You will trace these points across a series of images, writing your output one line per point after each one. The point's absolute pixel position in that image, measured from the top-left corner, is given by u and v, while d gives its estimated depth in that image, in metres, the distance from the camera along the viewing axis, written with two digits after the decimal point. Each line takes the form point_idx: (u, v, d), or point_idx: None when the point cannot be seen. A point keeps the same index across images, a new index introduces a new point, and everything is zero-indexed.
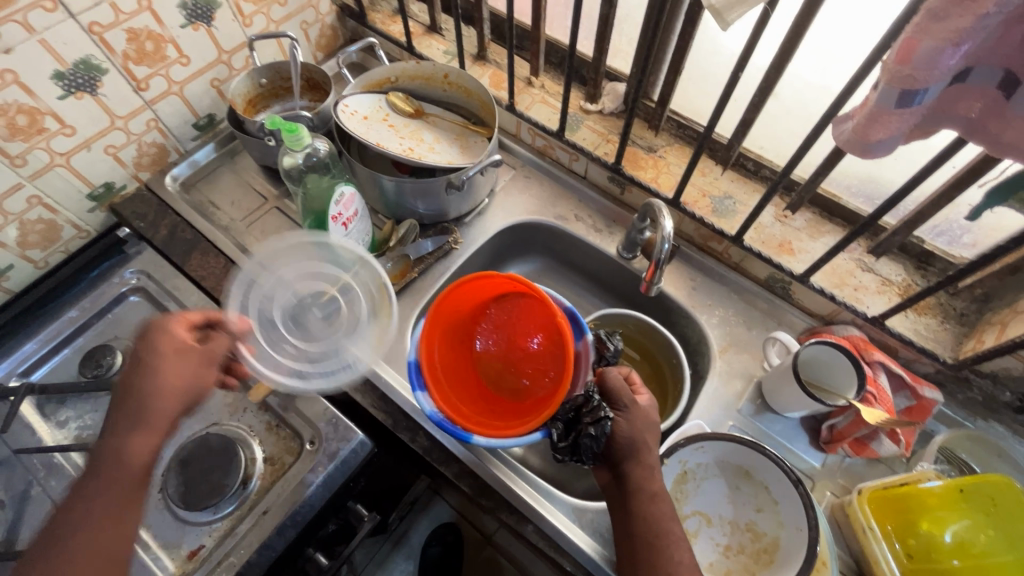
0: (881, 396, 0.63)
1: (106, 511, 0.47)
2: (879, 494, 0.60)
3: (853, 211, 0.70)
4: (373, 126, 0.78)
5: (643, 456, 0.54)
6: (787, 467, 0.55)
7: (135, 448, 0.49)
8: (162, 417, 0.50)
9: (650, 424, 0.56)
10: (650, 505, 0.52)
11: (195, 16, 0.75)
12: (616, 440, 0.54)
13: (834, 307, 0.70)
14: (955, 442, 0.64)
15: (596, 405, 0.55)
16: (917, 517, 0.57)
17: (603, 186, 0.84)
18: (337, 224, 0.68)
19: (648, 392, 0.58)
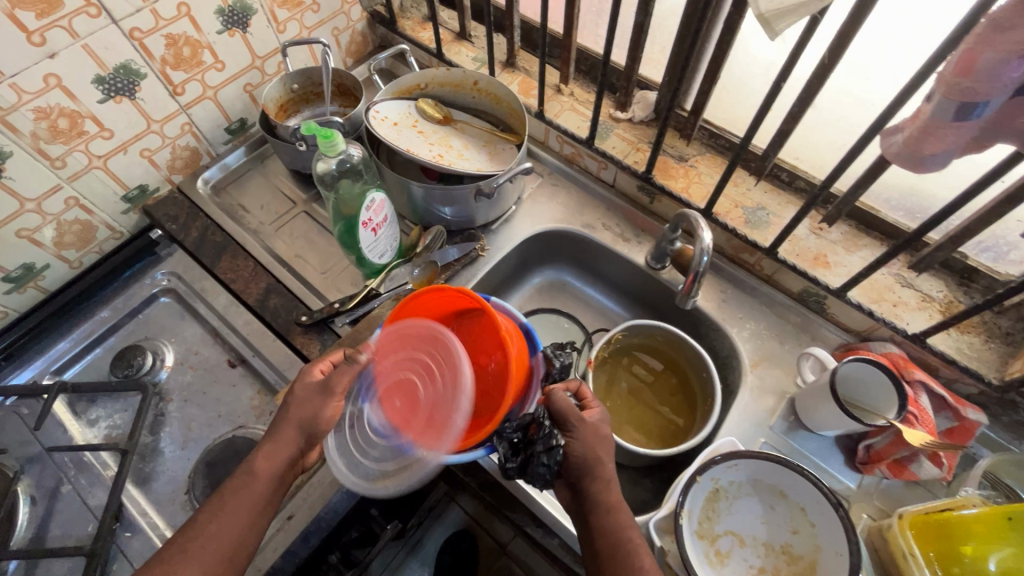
0: (923, 417, 0.61)
1: (236, 521, 0.50)
2: (921, 520, 0.57)
3: (892, 225, 0.68)
4: (403, 133, 0.78)
5: (597, 466, 0.53)
6: (827, 489, 0.53)
7: (265, 463, 0.53)
8: (287, 439, 0.54)
9: (602, 437, 0.55)
10: (605, 517, 0.51)
11: (232, 23, 0.76)
12: (570, 460, 0.53)
13: (872, 323, 0.68)
14: (1001, 468, 0.62)
15: (548, 433, 0.53)
16: (960, 545, 0.55)
17: (631, 195, 0.83)
18: (368, 229, 0.68)
19: (598, 405, 0.57)
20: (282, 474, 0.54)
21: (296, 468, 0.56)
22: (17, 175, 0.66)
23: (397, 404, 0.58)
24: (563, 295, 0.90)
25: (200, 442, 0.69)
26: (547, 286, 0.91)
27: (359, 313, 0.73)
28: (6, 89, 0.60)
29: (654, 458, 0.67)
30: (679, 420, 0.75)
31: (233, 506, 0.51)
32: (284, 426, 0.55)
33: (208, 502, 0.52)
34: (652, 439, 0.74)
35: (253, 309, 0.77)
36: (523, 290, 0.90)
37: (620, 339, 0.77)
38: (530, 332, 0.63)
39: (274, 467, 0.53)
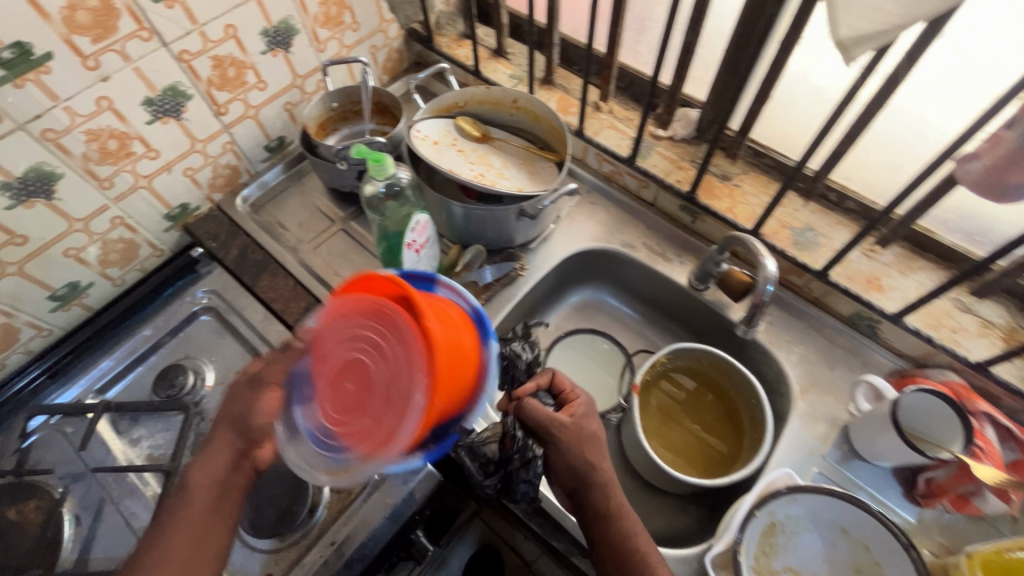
0: (990, 450, 0.58)
1: (182, 538, 0.51)
2: (992, 560, 0.54)
3: (952, 248, 0.66)
4: (443, 152, 0.78)
5: (595, 473, 0.54)
6: (898, 530, 0.52)
7: (198, 475, 0.53)
8: (218, 448, 0.54)
9: (590, 437, 0.55)
10: (608, 526, 0.54)
11: (275, 43, 0.77)
12: (566, 463, 0.54)
13: (929, 349, 0.66)
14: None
15: (525, 446, 0.59)
16: None
17: (672, 214, 0.82)
18: (411, 250, 0.67)
19: (578, 397, 0.58)
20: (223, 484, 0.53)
21: (240, 470, 0.55)
22: (67, 196, 0.67)
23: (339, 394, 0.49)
24: (599, 314, 0.89)
25: None
26: (584, 305, 0.89)
27: None
28: (61, 113, 0.61)
29: (703, 487, 0.65)
30: (724, 447, 0.73)
31: (177, 524, 0.51)
32: (214, 441, 0.55)
33: (155, 526, 0.52)
34: (695, 466, 0.72)
35: (293, 329, 0.76)
36: (559, 309, 0.89)
37: (664, 362, 0.75)
38: (483, 321, 0.54)
39: (211, 481, 0.53)
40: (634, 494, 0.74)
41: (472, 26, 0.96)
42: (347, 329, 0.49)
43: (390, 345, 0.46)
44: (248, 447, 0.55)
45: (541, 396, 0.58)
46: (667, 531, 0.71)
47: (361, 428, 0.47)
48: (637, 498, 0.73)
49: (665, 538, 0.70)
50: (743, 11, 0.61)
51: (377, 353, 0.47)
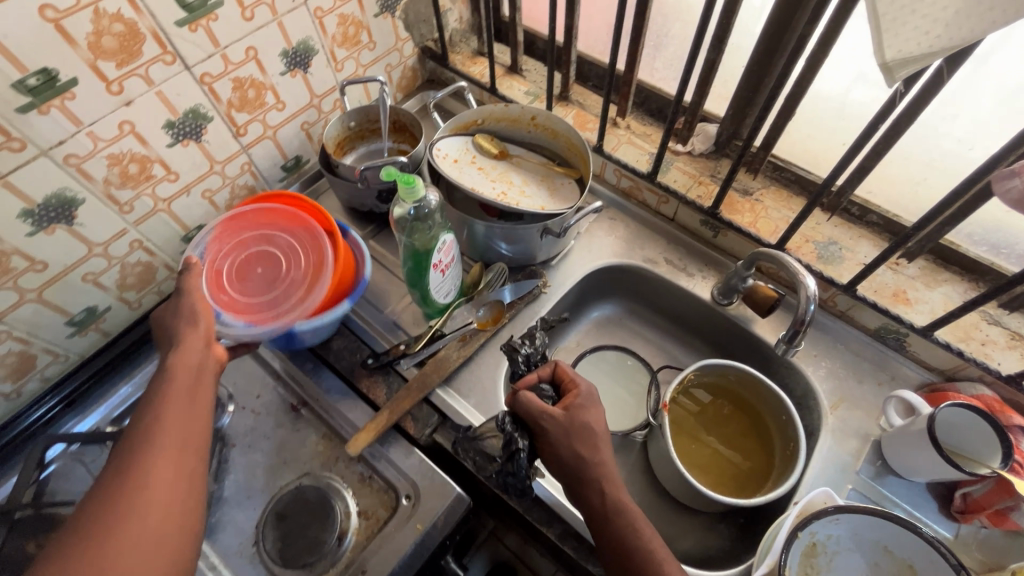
0: None
1: (171, 424, 0.49)
2: None
3: (979, 261, 0.66)
4: (464, 170, 0.78)
5: (591, 468, 0.53)
6: (947, 552, 0.51)
7: (181, 356, 0.53)
8: (192, 336, 0.54)
9: (587, 430, 0.55)
10: (609, 525, 0.51)
11: (294, 64, 0.76)
12: (561, 456, 0.54)
13: (959, 362, 0.66)
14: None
15: (512, 437, 0.57)
16: None
17: (693, 229, 0.82)
18: (438, 272, 0.68)
19: (578, 385, 0.58)
20: (194, 389, 0.52)
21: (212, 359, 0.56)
22: (87, 221, 0.66)
23: (258, 282, 0.64)
24: (619, 330, 0.88)
25: (266, 491, 0.66)
26: (603, 320, 0.89)
27: (424, 356, 0.72)
28: (84, 138, 0.60)
29: (738, 507, 0.65)
30: (753, 465, 0.72)
31: (166, 407, 0.50)
32: (173, 359, 0.52)
33: (131, 425, 0.49)
34: (726, 485, 0.71)
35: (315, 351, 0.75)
36: (580, 325, 0.88)
37: (691, 379, 0.75)
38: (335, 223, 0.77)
39: (192, 365, 0.53)
40: (664, 514, 0.73)
41: (486, 43, 0.96)
42: (240, 242, 0.65)
43: (286, 234, 0.66)
44: (211, 335, 0.56)
45: (542, 387, 0.60)
46: (699, 551, 0.70)
47: (278, 296, 0.63)
48: (668, 518, 0.72)
49: (699, 558, 0.69)
50: (769, 30, 0.62)
51: (287, 243, 0.66)
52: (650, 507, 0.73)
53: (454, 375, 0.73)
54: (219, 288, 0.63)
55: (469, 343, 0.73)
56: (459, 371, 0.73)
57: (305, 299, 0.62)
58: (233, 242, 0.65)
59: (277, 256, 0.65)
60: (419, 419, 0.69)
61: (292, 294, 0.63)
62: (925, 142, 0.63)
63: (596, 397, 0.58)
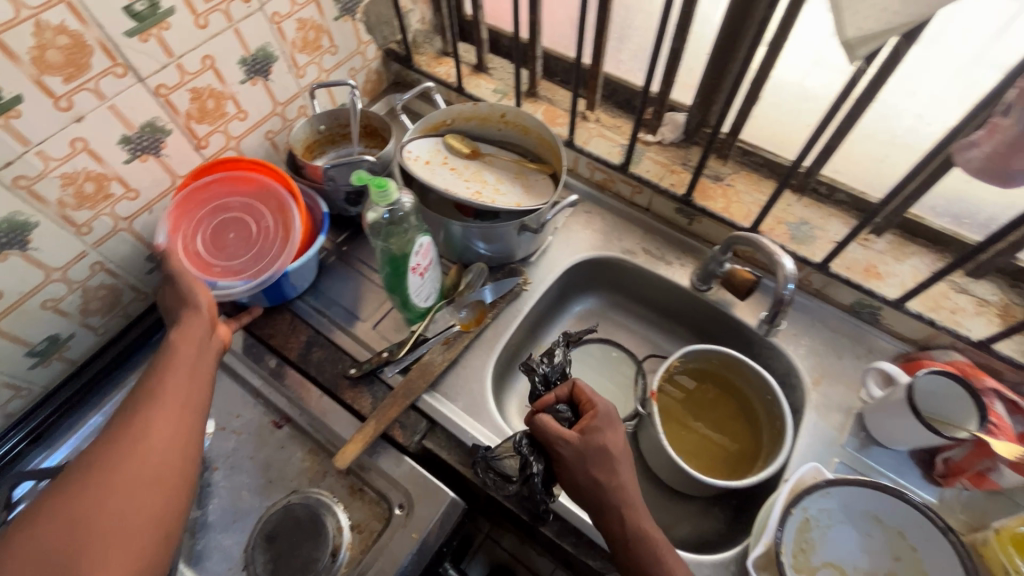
0: (1003, 425, 0.59)
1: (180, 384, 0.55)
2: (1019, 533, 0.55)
3: (943, 232, 0.68)
4: (436, 171, 0.77)
5: (609, 494, 0.53)
6: (935, 515, 0.52)
7: (190, 325, 0.59)
8: (196, 310, 0.60)
9: (603, 453, 0.55)
10: (630, 549, 0.52)
11: (254, 71, 0.74)
12: (580, 484, 0.55)
13: (931, 331, 0.67)
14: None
15: (528, 460, 0.58)
16: None
17: (668, 218, 0.82)
18: (417, 275, 0.67)
19: (597, 407, 0.58)
20: (196, 360, 0.57)
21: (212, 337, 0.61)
22: (43, 245, 0.62)
23: (239, 247, 0.72)
24: (602, 323, 0.88)
25: (253, 512, 0.64)
26: (586, 314, 0.89)
27: (408, 361, 0.71)
28: (34, 157, 0.57)
29: (729, 489, 0.65)
30: (740, 445, 0.73)
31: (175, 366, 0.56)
32: (176, 339, 0.57)
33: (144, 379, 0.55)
34: (715, 468, 0.72)
35: (295, 364, 0.73)
36: (562, 321, 0.88)
37: (677, 366, 0.75)
38: None
39: (196, 336, 0.58)
40: (659, 503, 0.73)
41: (449, 44, 0.95)
42: (202, 219, 0.71)
43: (241, 198, 0.73)
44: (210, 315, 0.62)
45: (560, 409, 0.59)
46: (696, 536, 0.70)
47: (262, 252, 0.71)
48: (663, 506, 0.73)
49: (696, 543, 0.70)
50: (729, 16, 0.62)
51: (246, 205, 0.73)
52: (645, 496, 0.73)
53: (440, 379, 0.72)
54: (207, 264, 0.70)
55: (453, 345, 0.72)
56: (445, 374, 0.72)
57: (288, 241, 0.72)
58: (192, 221, 0.71)
59: (240, 217, 0.73)
60: (407, 426, 0.68)
61: (274, 243, 0.72)
62: (886, 119, 0.64)
63: (614, 416, 0.58)
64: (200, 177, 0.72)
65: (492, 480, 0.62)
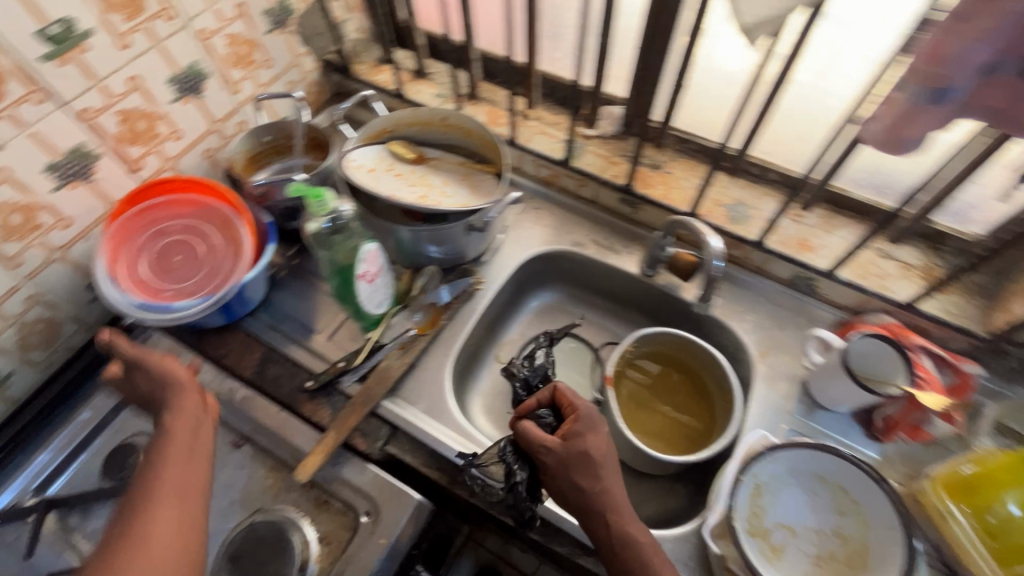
0: (931, 379, 0.63)
1: (175, 473, 0.52)
2: (948, 478, 0.59)
3: (865, 203, 0.72)
4: (381, 178, 0.77)
5: (592, 499, 0.55)
6: (868, 467, 0.56)
7: (180, 411, 0.57)
8: (185, 394, 0.58)
9: (585, 459, 0.57)
10: (620, 556, 0.53)
11: (185, 90, 0.73)
12: (564, 492, 0.56)
13: (862, 297, 0.71)
14: (1012, 415, 0.65)
15: (512, 468, 0.61)
16: (985, 494, 0.57)
17: (613, 208, 0.84)
18: (364, 282, 0.67)
19: (577, 408, 0.60)
20: (191, 444, 0.55)
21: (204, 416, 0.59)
22: None
23: (188, 267, 0.71)
24: (561, 316, 0.90)
25: (216, 535, 0.63)
26: (544, 308, 0.90)
27: (365, 369, 0.71)
28: None
29: (685, 464, 0.68)
30: (697, 421, 0.76)
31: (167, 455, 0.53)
32: (171, 423, 0.56)
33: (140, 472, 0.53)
34: (674, 445, 0.75)
35: (251, 383, 0.72)
36: (521, 317, 0.89)
37: (631, 351, 0.77)
38: None
39: (187, 422, 0.56)
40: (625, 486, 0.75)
41: (387, 50, 0.95)
42: (144, 245, 0.70)
43: (182, 220, 0.72)
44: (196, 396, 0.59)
45: (541, 414, 0.63)
46: (661, 514, 0.72)
47: (212, 268, 0.71)
48: (630, 488, 0.74)
49: (661, 521, 0.72)
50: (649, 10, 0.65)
51: (188, 226, 0.72)
52: None
53: (399, 384, 0.72)
54: (156, 289, 0.68)
55: (410, 350, 0.72)
56: (404, 379, 0.73)
57: (237, 254, 0.71)
58: (133, 249, 0.70)
59: (183, 240, 0.72)
60: (369, 433, 0.68)
61: (223, 258, 0.71)
62: None
63: (596, 420, 0.60)
64: (136, 204, 0.71)
65: (478, 485, 0.62)
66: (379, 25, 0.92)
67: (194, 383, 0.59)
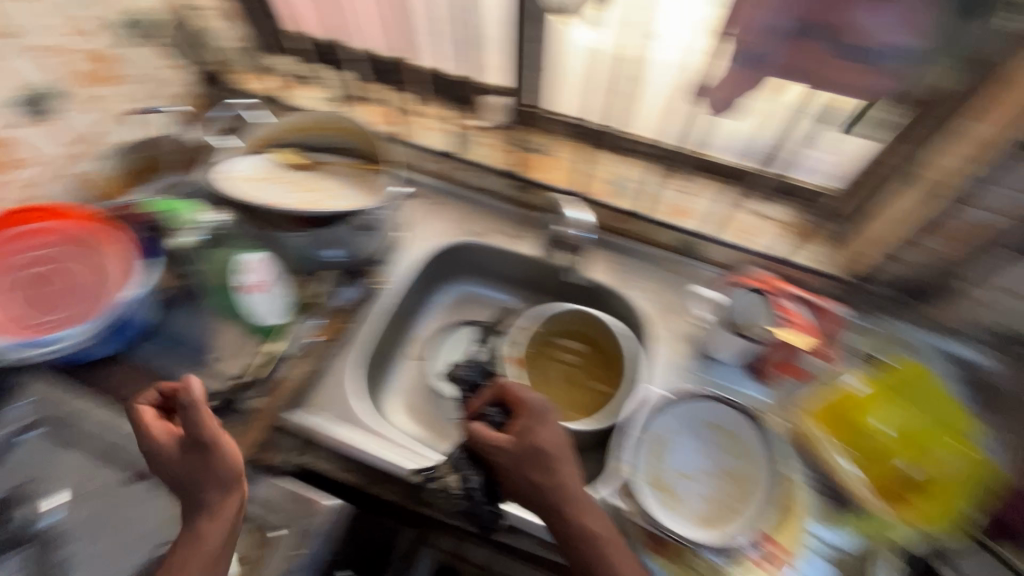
0: (799, 321, 0.68)
1: None
2: (821, 412, 0.67)
3: (731, 166, 0.76)
4: (266, 186, 0.75)
5: (548, 494, 0.54)
6: (741, 406, 0.63)
7: (223, 515, 0.52)
8: (226, 499, 0.53)
9: (536, 453, 0.56)
10: (584, 550, 0.53)
11: (42, 111, 0.69)
12: (520, 491, 0.56)
13: (737, 255, 0.78)
14: (874, 346, 0.72)
15: (466, 474, 0.63)
16: (856, 421, 0.66)
17: (507, 195, 0.87)
18: (260, 292, 0.73)
19: (526, 401, 0.60)
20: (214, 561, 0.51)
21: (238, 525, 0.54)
22: None
23: (60, 296, 0.67)
24: (477, 308, 0.91)
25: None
26: (455, 302, 0.91)
27: (269, 381, 0.69)
28: None
29: (593, 431, 0.71)
30: (610, 389, 0.77)
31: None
32: (206, 531, 0.51)
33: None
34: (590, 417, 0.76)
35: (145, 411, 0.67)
36: (433, 312, 0.90)
37: (536, 331, 0.79)
38: None
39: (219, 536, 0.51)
40: None
41: (268, 59, 0.93)
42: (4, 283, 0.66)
43: (45, 250, 0.69)
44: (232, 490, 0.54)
45: (489, 414, 0.63)
46: None
47: (88, 292, 0.67)
48: None
49: None
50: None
51: (52, 255, 0.69)
52: None
53: (307, 391, 0.71)
54: (26, 324, 0.64)
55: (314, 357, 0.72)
56: (312, 385, 0.72)
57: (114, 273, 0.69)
58: None
59: (50, 270, 0.68)
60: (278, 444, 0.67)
61: (100, 280, 0.68)
62: None
63: (546, 412, 0.59)
64: None
65: (440, 496, 0.64)
66: (255, 34, 0.91)
67: (238, 481, 0.54)
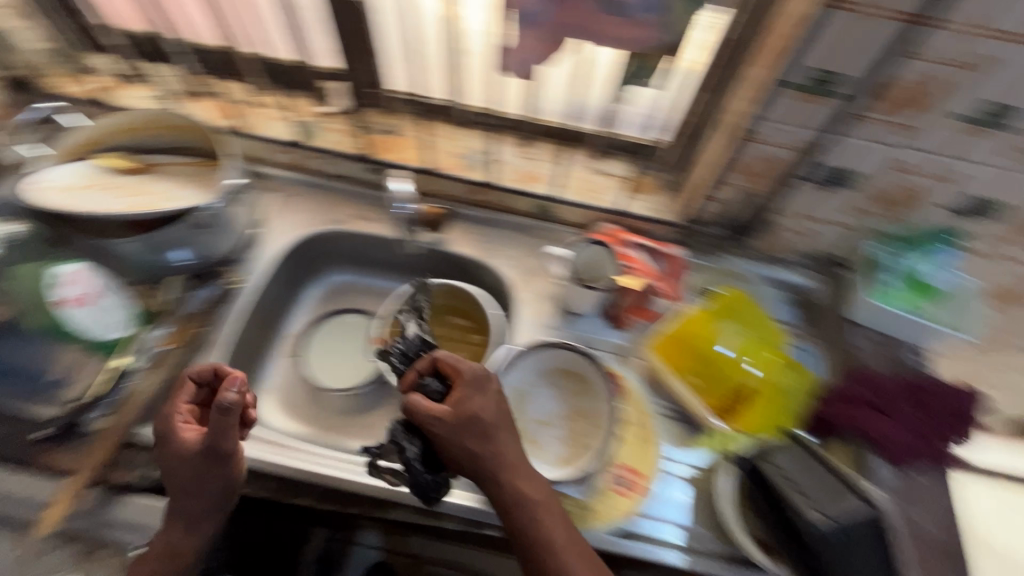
0: (641, 267, 0.75)
1: None
2: (662, 339, 0.74)
3: (571, 130, 0.81)
4: (83, 195, 0.70)
5: (483, 461, 0.56)
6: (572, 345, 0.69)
7: (196, 533, 0.56)
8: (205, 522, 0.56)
9: (468, 422, 0.57)
10: (511, 521, 0.55)
11: None
12: (458, 459, 0.57)
13: (582, 210, 0.82)
14: (709, 281, 0.81)
15: (406, 447, 0.61)
16: (699, 344, 0.74)
17: (360, 180, 0.88)
18: (82, 305, 0.66)
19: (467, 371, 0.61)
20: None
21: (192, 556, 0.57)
22: None
23: None
24: (354, 295, 0.90)
25: None
26: (326, 292, 0.90)
27: (115, 398, 0.65)
28: None
29: None
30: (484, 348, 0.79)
31: None
32: (167, 544, 0.55)
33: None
34: None
35: None
36: (302, 307, 0.88)
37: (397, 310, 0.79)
38: None
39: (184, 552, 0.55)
40: None
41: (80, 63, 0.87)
42: None
43: None
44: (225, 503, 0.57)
45: (426, 383, 0.64)
46: None
47: None
48: None
49: None
50: None
51: None
52: None
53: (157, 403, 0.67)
54: None
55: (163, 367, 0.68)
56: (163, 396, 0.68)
57: None
58: None
59: None
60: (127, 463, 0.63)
61: None
62: None
63: (482, 380, 0.61)
64: None
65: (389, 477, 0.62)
66: (51, 34, 0.83)
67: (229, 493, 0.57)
